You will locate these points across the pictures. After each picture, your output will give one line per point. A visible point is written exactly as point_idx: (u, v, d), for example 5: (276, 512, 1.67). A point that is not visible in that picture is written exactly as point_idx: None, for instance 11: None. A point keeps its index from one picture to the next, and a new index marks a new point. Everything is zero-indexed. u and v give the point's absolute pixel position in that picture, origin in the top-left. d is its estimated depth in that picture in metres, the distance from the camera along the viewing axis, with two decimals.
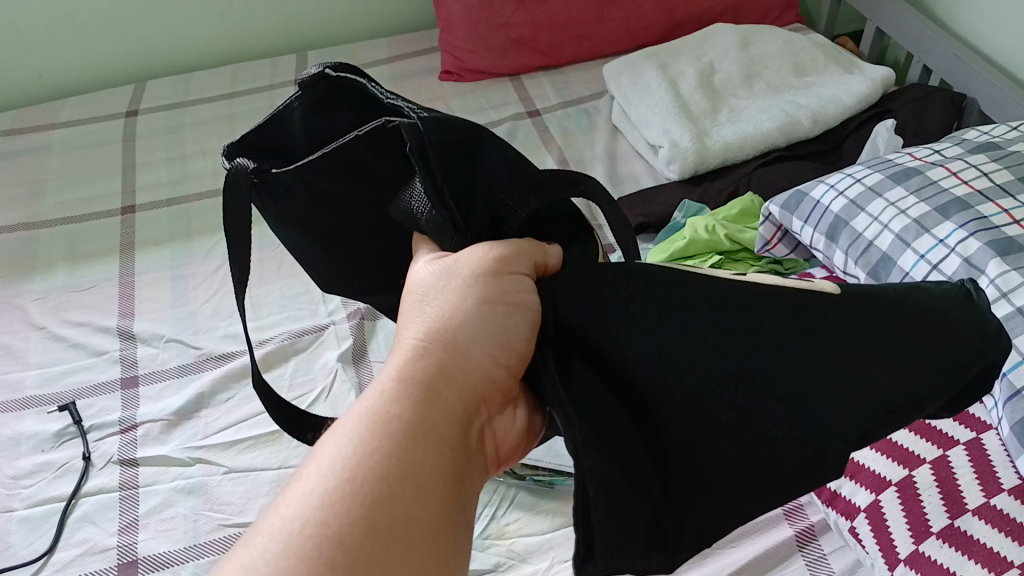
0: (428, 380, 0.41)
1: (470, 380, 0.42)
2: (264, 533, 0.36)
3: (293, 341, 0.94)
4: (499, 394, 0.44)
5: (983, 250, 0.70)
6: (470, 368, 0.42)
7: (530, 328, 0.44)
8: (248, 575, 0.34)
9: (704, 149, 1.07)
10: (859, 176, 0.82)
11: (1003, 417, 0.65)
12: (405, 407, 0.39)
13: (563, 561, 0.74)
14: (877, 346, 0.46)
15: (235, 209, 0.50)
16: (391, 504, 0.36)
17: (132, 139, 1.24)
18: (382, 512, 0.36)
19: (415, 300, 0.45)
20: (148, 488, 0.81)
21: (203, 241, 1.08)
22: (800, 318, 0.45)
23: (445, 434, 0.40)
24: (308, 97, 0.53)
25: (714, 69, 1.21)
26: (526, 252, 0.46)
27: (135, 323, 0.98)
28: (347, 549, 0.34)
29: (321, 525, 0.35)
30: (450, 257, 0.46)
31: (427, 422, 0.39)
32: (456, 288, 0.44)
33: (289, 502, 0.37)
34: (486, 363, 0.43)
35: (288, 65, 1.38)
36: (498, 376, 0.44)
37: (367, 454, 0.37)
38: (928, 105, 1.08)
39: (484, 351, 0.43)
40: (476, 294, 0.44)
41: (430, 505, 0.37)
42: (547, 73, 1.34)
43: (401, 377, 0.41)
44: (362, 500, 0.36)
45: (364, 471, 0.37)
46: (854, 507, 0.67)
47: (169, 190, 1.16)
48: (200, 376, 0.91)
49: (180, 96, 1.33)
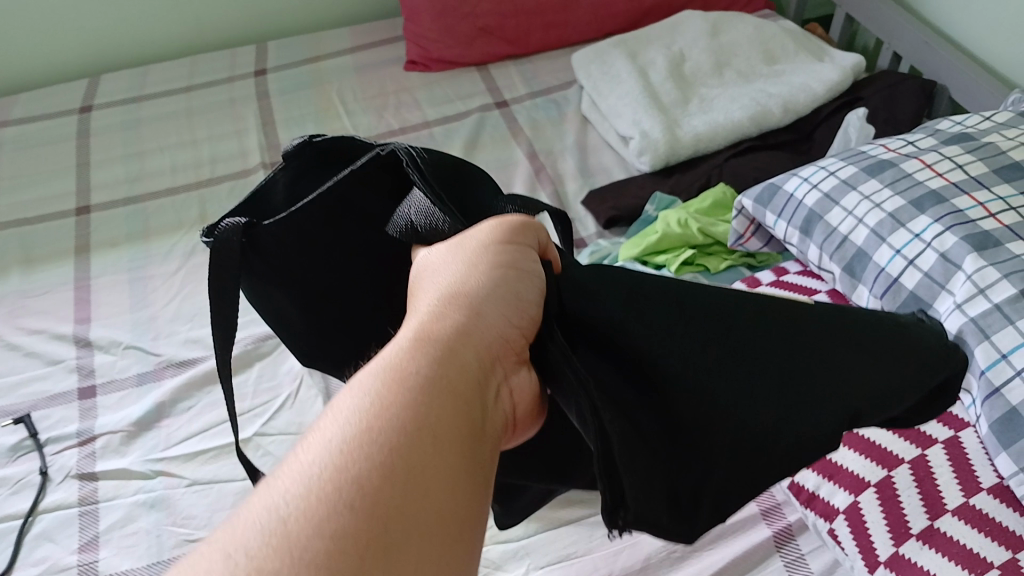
0: (446, 337, 0.39)
1: (487, 339, 0.41)
2: (278, 484, 0.32)
3: (257, 346, 0.91)
4: (511, 356, 0.43)
5: (959, 244, 0.68)
6: (486, 327, 0.41)
7: (539, 294, 0.45)
8: (265, 525, 0.30)
9: (675, 141, 1.05)
10: (832, 169, 0.81)
11: (981, 415, 0.63)
12: (423, 362, 0.37)
13: (539, 568, 0.72)
14: (852, 340, 0.48)
15: (225, 267, 0.50)
16: (410, 453, 0.33)
17: (87, 135, 1.20)
18: (402, 461, 0.33)
19: (428, 274, 0.45)
20: (109, 503, 0.78)
21: (162, 242, 1.05)
22: (787, 309, 0.48)
23: (464, 389, 0.38)
24: (290, 169, 0.59)
25: (684, 57, 1.19)
26: (534, 229, 0.47)
27: (92, 329, 0.94)
28: (366, 497, 0.31)
29: (339, 473, 0.32)
30: (457, 237, 0.47)
31: (445, 376, 0.37)
32: (468, 260, 0.44)
33: (305, 454, 0.34)
34: (501, 323, 0.42)
35: (248, 56, 1.35)
36: (511, 338, 0.43)
37: (386, 405, 0.35)
38: (899, 93, 1.07)
39: (499, 313, 0.42)
40: (488, 261, 0.44)
41: (450, 458, 0.35)
42: (515, 62, 1.31)
43: (418, 334, 0.39)
44: (381, 449, 0.33)
45: (382, 421, 0.34)
46: (833, 508, 0.65)
47: (127, 188, 1.12)
48: (161, 384, 0.88)
49: (137, 89, 1.28)
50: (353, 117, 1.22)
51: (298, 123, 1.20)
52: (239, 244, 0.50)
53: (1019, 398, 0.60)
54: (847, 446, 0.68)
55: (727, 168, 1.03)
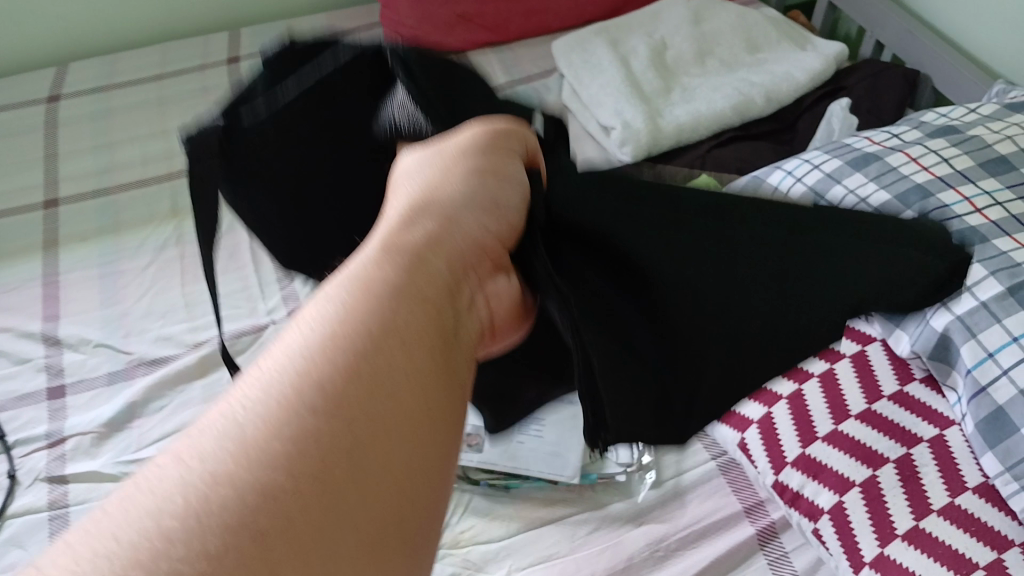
0: (416, 245, 0.41)
1: (458, 244, 0.43)
2: (242, 389, 0.32)
3: (231, 343, 0.89)
4: (485, 262, 0.45)
5: (946, 241, 0.68)
6: (458, 234, 0.43)
7: (518, 199, 0.49)
8: (229, 429, 0.30)
9: (657, 131, 1.04)
10: (816, 162, 0.80)
11: (967, 414, 0.63)
12: (391, 268, 0.38)
13: (521, 569, 0.71)
14: (795, 251, 0.66)
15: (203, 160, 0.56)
16: (377, 356, 0.34)
17: (55, 126, 1.17)
18: (368, 362, 0.34)
19: (405, 179, 0.47)
20: (79, 506, 0.76)
21: (132, 236, 1.02)
22: (739, 231, 0.65)
23: (433, 294, 0.39)
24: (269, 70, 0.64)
25: (666, 45, 1.18)
26: (517, 135, 0.51)
27: (61, 327, 0.92)
28: (331, 395, 0.32)
29: (305, 374, 0.32)
30: (438, 142, 0.49)
31: (413, 282, 0.38)
32: (444, 168, 0.47)
33: (270, 358, 0.34)
34: (475, 228, 0.45)
35: (221, 43, 1.31)
36: (481, 243, 0.45)
37: (355, 309, 0.35)
38: (882, 81, 1.06)
39: (472, 218, 0.45)
40: (467, 168, 0.47)
41: (418, 361, 0.35)
42: (494, 49, 1.29)
43: (387, 244, 0.40)
44: (348, 351, 0.33)
45: (349, 323, 0.35)
46: (817, 507, 0.65)
47: (96, 180, 1.09)
48: (132, 383, 0.86)
49: (107, 77, 1.25)
50: None
51: None
52: (215, 139, 0.56)
53: (1005, 397, 0.60)
54: (830, 445, 0.66)
55: (710, 158, 1.03)
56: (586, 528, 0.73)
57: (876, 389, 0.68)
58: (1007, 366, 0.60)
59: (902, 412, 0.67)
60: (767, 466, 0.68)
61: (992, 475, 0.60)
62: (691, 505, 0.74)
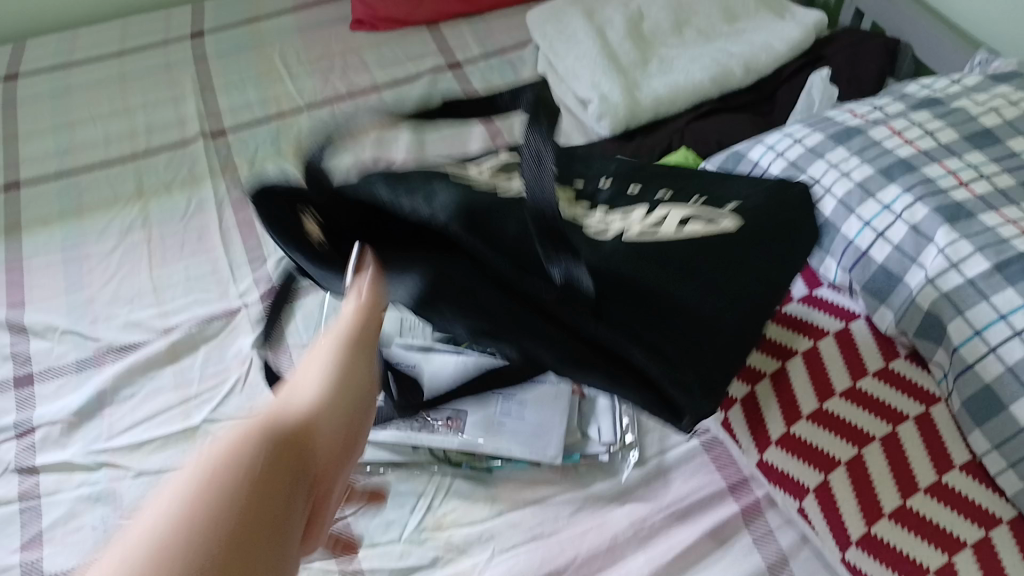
0: (295, 432, 0.44)
1: (325, 442, 0.46)
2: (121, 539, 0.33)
3: (201, 328, 0.87)
4: (342, 454, 0.47)
5: (931, 216, 0.67)
6: (326, 438, 0.46)
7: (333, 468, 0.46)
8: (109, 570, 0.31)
9: (635, 103, 1.02)
10: (799, 136, 0.78)
11: (953, 391, 0.63)
12: (263, 437, 0.41)
13: (505, 550, 0.70)
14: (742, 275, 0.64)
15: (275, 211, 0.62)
16: (250, 500, 0.36)
17: (13, 105, 1.12)
18: (244, 507, 0.36)
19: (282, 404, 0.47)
20: (51, 499, 0.74)
21: (97, 218, 0.99)
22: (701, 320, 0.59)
23: (302, 466, 0.42)
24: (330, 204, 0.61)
25: (642, 15, 1.16)
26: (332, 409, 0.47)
27: (26, 315, 0.89)
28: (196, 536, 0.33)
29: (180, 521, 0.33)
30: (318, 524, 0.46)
31: (292, 446, 0.42)
32: (321, 393, 0.48)
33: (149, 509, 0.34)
34: (332, 430, 0.46)
35: (184, 17, 1.27)
36: (343, 437, 0.47)
37: (232, 460, 0.38)
38: (862, 51, 1.05)
39: (332, 435, 0.46)
40: (331, 427, 0.46)
41: (284, 504, 0.38)
42: (467, 20, 1.26)
43: (254, 420, 0.42)
44: (222, 497, 0.35)
45: (222, 470, 0.37)
46: (802, 487, 0.64)
47: (57, 161, 1.05)
48: (101, 371, 0.84)
49: (66, 54, 1.21)
50: (297, 81, 1.16)
51: (239, 89, 1.15)
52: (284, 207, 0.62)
53: (992, 375, 0.60)
54: (816, 423, 0.65)
55: (689, 131, 1.01)
56: (569, 509, 0.72)
57: (860, 366, 0.68)
58: (994, 344, 0.60)
59: (887, 389, 0.66)
60: (752, 445, 0.68)
61: (978, 452, 0.60)
62: (674, 483, 0.74)
